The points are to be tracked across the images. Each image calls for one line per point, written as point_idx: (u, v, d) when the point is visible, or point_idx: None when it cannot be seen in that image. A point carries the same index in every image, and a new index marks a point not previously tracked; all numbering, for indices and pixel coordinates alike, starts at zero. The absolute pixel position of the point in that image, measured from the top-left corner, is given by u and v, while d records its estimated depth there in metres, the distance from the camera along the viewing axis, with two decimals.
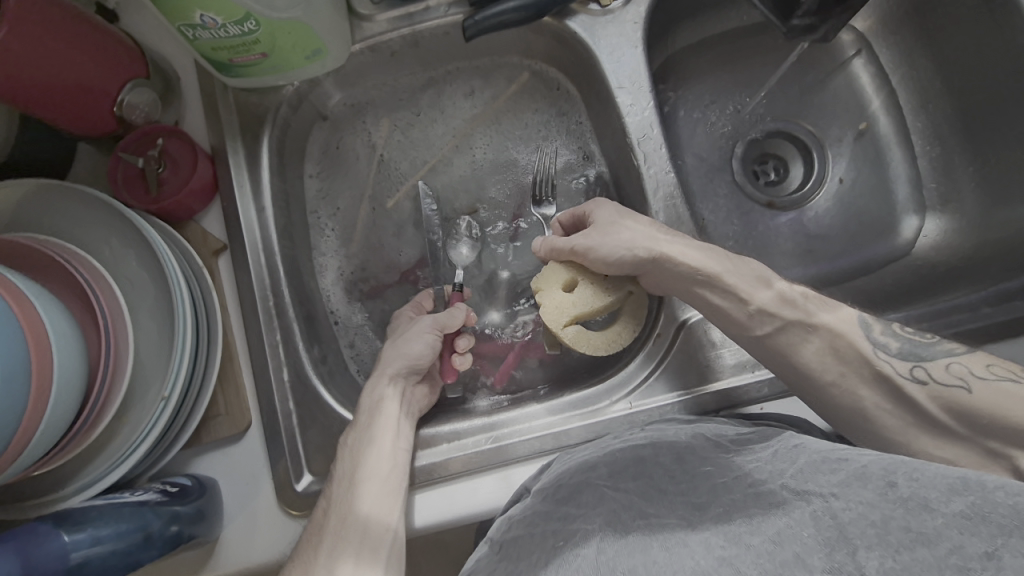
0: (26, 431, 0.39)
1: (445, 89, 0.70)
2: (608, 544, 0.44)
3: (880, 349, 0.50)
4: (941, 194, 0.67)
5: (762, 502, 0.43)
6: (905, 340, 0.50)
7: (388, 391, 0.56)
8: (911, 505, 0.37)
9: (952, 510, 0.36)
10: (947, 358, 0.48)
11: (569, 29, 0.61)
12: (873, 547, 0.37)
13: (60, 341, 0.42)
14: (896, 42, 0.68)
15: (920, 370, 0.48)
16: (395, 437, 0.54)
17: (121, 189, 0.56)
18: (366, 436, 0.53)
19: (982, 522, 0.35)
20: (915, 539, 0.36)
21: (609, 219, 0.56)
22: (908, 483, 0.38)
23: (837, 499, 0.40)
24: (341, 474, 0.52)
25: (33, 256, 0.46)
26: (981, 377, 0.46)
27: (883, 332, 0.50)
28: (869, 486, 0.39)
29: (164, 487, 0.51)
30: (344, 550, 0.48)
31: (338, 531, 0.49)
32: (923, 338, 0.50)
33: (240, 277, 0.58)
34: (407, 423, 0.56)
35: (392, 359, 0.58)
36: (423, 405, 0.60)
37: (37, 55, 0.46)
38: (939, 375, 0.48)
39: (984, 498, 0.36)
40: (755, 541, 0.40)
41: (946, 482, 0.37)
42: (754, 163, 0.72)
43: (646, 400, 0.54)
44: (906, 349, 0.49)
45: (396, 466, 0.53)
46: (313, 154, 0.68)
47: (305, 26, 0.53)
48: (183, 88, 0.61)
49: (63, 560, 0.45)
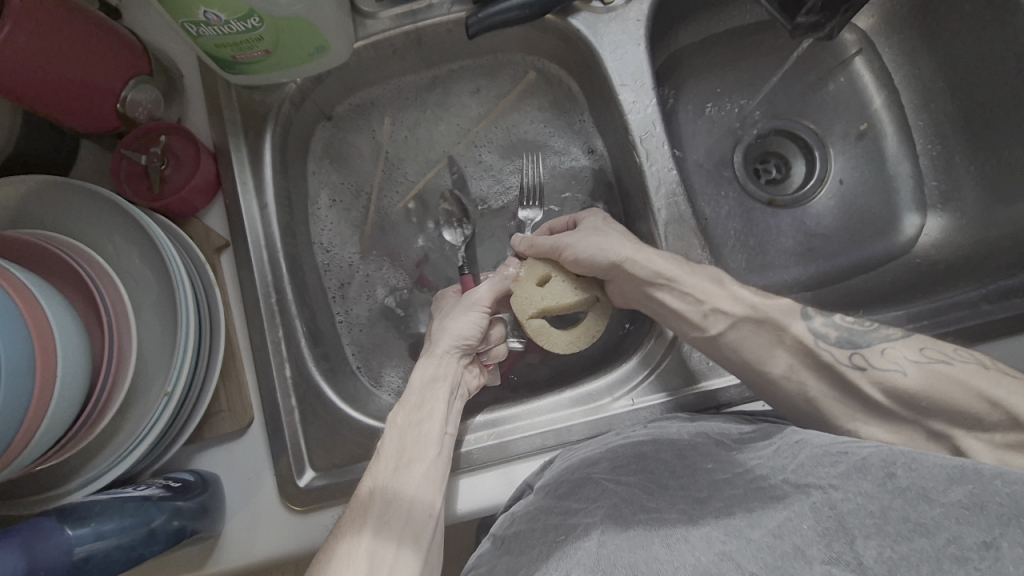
0: (31, 425, 0.39)
1: (447, 87, 0.70)
2: (610, 538, 0.45)
3: (821, 339, 0.51)
4: (942, 193, 0.67)
5: (762, 496, 0.44)
6: (843, 329, 0.51)
7: (445, 370, 0.56)
8: (909, 495, 0.38)
9: (950, 499, 0.37)
10: (881, 343, 0.49)
11: (572, 27, 0.61)
12: (872, 536, 0.38)
13: (65, 335, 0.42)
14: (898, 41, 0.68)
15: (858, 356, 0.49)
16: (443, 421, 0.53)
17: (122, 184, 0.56)
18: (413, 417, 0.53)
19: (980, 512, 0.36)
20: (914, 529, 0.37)
21: (593, 225, 0.59)
22: (907, 474, 0.39)
23: (836, 491, 0.41)
24: (388, 457, 0.51)
25: (35, 252, 0.46)
26: (917, 360, 0.47)
27: (824, 323, 0.52)
28: (868, 477, 0.40)
29: (166, 482, 0.52)
30: (389, 533, 0.47)
31: (387, 512, 0.48)
32: (863, 327, 0.51)
33: (242, 274, 0.58)
34: (456, 407, 0.56)
35: (446, 336, 0.57)
36: (473, 386, 0.59)
37: (41, 51, 0.46)
38: (879, 361, 0.48)
39: (982, 487, 0.37)
40: (756, 535, 0.41)
41: (945, 472, 0.39)
42: (756, 162, 0.73)
43: (649, 397, 0.54)
44: (842, 337, 0.51)
45: (441, 451, 0.52)
46: (316, 151, 0.69)
47: (308, 23, 0.53)
48: (186, 86, 0.61)
49: (68, 555, 0.45)
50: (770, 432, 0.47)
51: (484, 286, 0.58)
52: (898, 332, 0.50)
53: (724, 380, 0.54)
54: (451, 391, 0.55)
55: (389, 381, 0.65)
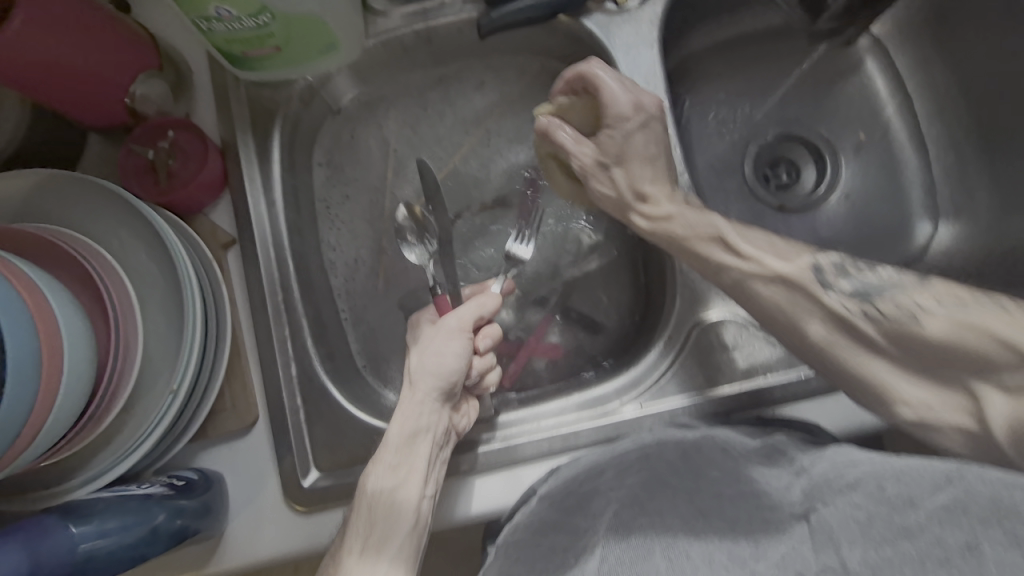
0: (37, 422, 0.39)
1: (456, 85, 0.69)
2: (612, 549, 0.46)
3: (832, 292, 0.48)
4: (954, 202, 0.67)
5: (768, 527, 0.45)
6: (857, 281, 0.48)
7: (426, 421, 0.51)
8: (895, 503, 0.40)
9: (934, 503, 0.39)
10: (896, 294, 0.47)
11: (584, 28, 0.61)
12: (857, 543, 0.41)
13: (71, 330, 0.42)
14: (911, 48, 0.68)
15: (869, 308, 0.47)
16: (423, 482, 0.49)
17: (130, 180, 0.56)
18: (389, 480, 0.48)
19: (962, 513, 0.38)
20: (898, 533, 0.40)
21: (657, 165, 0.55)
22: (896, 485, 0.40)
23: (827, 506, 0.43)
24: (358, 530, 0.48)
25: (48, 248, 0.46)
26: (932, 310, 0.45)
27: (836, 275, 0.49)
28: (859, 490, 0.42)
29: (170, 480, 0.51)
30: (376, 559, 0.46)
31: (376, 529, 0.47)
32: (876, 276, 0.49)
33: (249, 271, 0.58)
34: (438, 461, 0.51)
35: (428, 376, 0.52)
36: (461, 427, 0.54)
37: (51, 44, 0.46)
38: (891, 311, 0.46)
39: (966, 491, 0.38)
40: (760, 567, 0.44)
41: (931, 479, 0.39)
42: (767, 166, 0.72)
43: (655, 402, 0.54)
44: (856, 290, 0.48)
45: (418, 517, 0.49)
46: (323, 148, 0.68)
47: (320, 20, 0.53)
48: (195, 81, 0.60)
49: (72, 553, 0.45)
50: (778, 448, 0.47)
51: (465, 308, 0.56)
52: (915, 280, 0.47)
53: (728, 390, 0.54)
54: (435, 446, 0.50)
55: (396, 381, 0.64)
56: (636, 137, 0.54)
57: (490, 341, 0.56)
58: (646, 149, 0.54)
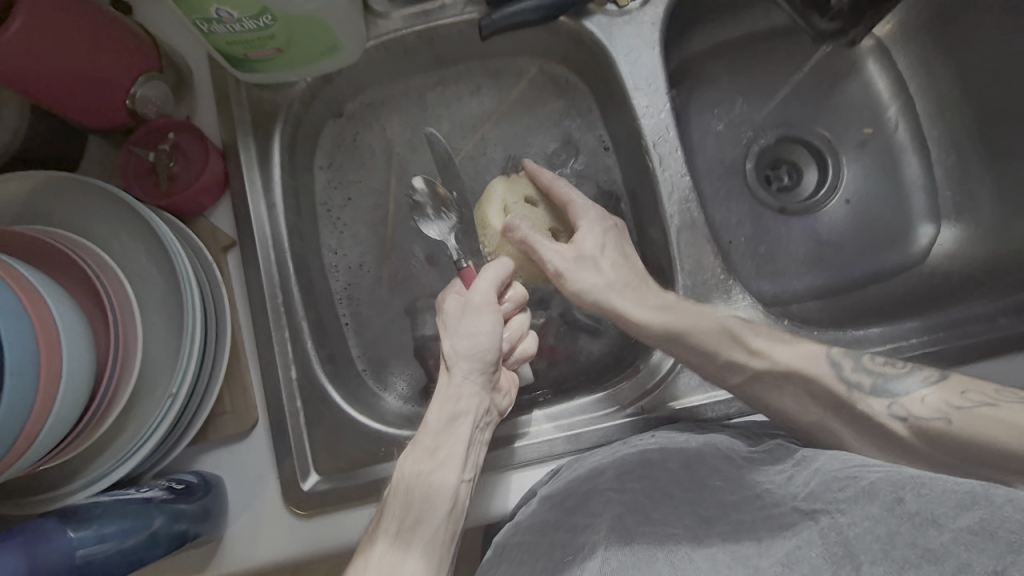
0: (35, 427, 0.39)
1: (457, 87, 0.69)
2: (614, 553, 0.48)
3: (855, 389, 0.48)
4: (957, 204, 0.67)
5: (772, 525, 0.45)
6: (876, 374, 0.49)
7: (466, 404, 0.50)
8: (917, 520, 0.39)
9: (959, 525, 0.37)
10: (920, 390, 0.47)
11: (586, 29, 0.61)
12: (878, 562, 0.40)
13: (69, 333, 0.41)
14: (914, 50, 0.68)
15: (894, 405, 0.47)
16: (462, 465, 0.49)
17: (130, 183, 0.56)
18: (426, 464, 0.48)
19: (990, 538, 0.37)
20: (922, 555, 0.39)
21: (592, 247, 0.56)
22: (916, 499, 0.39)
23: (843, 515, 0.42)
24: (396, 516, 0.46)
25: (48, 250, 0.46)
26: (960, 406, 0.44)
27: (854, 368, 0.49)
28: (875, 502, 0.41)
29: (169, 484, 0.51)
30: (411, 542, 0.45)
31: (411, 512, 0.46)
32: (895, 370, 0.49)
33: (249, 273, 0.58)
34: (479, 442, 0.51)
35: (463, 357, 0.51)
36: (499, 405, 0.54)
37: (51, 47, 0.46)
38: (917, 409, 0.46)
39: (992, 514, 0.37)
40: (764, 564, 0.44)
41: (954, 497, 0.38)
42: (767, 168, 0.72)
43: (659, 404, 0.54)
44: (878, 385, 0.48)
45: (456, 500, 0.48)
46: (324, 149, 0.68)
47: (321, 22, 0.53)
48: (195, 83, 0.60)
49: (70, 557, 0.44)
50: (776, 450, 0.46)
51: (485, 280, 0.54)
52: (935, 374, 0.47)
53: (703, 397, 0.55)
54: (474, 429, 0.50)
55: (397, 384, 0.63)
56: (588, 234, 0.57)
57: (513, 305, 0.56)
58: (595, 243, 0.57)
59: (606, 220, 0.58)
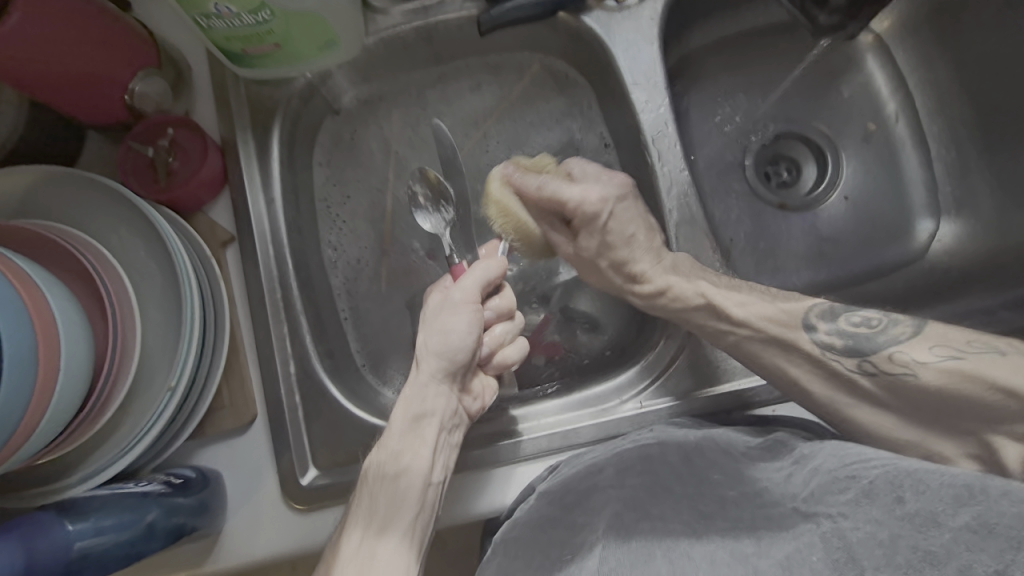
0: (32, 420, 0.39)
1: (456, 83, 0.69)
2: (611, 552, 0.47)
3: (827, 349, 0.50)
4: (956, 199, 0.67)
5: (772, 525, 0.46)
6: (848, 335, 0.50)
7: (432, 404, 0.50)
8: (918, 521, 0.40)
9: (958, 523, 0.39)
10: (889, 346, 0.48)
11: (584, 24, 0.61)
12: (881, 567, 0.41)
13: (67, 325, 0.41)
14: (913, 45, 0.68)
15: (864, 362, 0.49)
16: (428, 467, 0.49)
17: (129, 177, 0.56)
18: (393, 465, 0.48)
19: (988, 535, 0.38)
20: (923, 557, 0.40)
21: (624, 232, 0.55)
22: (915, 499, 0.40)
23: (845, 519, 0.43)
24: (361, 518, 0.47)
25: (46, 245, 0.46)
26: (927, 362, 0.47)
27: (829, 331, 0.50)
28: (877, 504, 0.42)
29: (168, 478, 0.51)
30: (380, 538, 0.46)
31: (379, 513, 0.47)
32: (868, 328, 0.50)
33: (248, 268, 0.58)
34: (447, 446, 0.51)
35: (433, 355, 0.50)
36: (472, 408, 0.53)
37: (50, 41, 0.46)
38: (884, 364, 0.48)
39: (990, 509, 0.38)
40: (763, 564, 0.44)
41: (951, 493, 0.39)
42: (766, 164, 0.71)
43: (658, 398, 0.54)
44: (849, 344, 0.50)
45: (423, 502, 0.48)
46: (323, 145, 0.68)
47: (319, 17, 0.53)
48: (195, 79, 0.60)
49: (68, 550, 0.45)
50: (780, 442, 0.46)
51: (470, 279, 0.51)
52: (909, 330, 0.49)
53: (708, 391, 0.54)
54: (440, 430, 0.50)
55: (396, 379, 0.63)
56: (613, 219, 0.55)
57: (492, 314, 0.53)
58: (626, 227, 0.55)
59: (589, 203, 0.54)
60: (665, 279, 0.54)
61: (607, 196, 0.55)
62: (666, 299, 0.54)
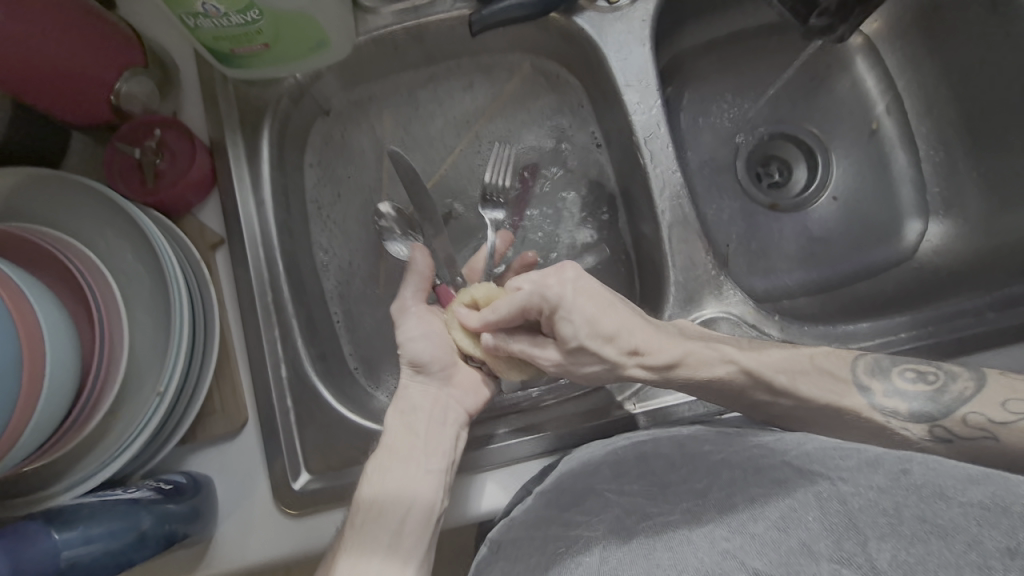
0: (17, 426, 0.38)
1: (446, 84, 0.69)
2: (612, 552, 0.45)
3: (891, 415, 0.46)
4: (945, 199, 0.67)
5: (765, 480, 0.44)
6: (913, 397, 0.46)
7: (420, 403, 0.52)
8: (924, 493, 0.37)
9: (969, 499, 0.36)
10: (962, 408, 0.44)
11: (576, 25, 0.60)
12: (886, 537, 0.38)
13: (52, 331, 0.41)
14: (901, 48, 0.69)
15: (935, 428, 0.45)
16: (424, 458, 0.49)
17: (117, 181, 0.55)
18: (386, 466, 0.49)
19: (1002, 514, 0.35)
20: (931, 530, 0.37)
21: (599, 297, 0.49)
22: (924, 471, 0.38)
23: (846, 483, 0.40)
24: (354, 516, 0.47)
25: (30, 249, 0.45)
26: (1003, 422, 0.43)
27: (886, 394, 0.46)
28: (880, 471, 0.39)
29: (158, 484, 0.50)
30: (368, 542, 0.45)
31: (363, 512, 0.47)
32: (929, 385, 0.46)
33: (238, 272, 0.57)
34: (447, 438, 0.51)
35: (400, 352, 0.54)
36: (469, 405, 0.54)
37: (30, 41, 0.45)
38: (959, 429, 0.44)
39: (1006, 490, 0.35)
40: (759, 529, 0.42)
41: (966, 472, 0.37)
42: (758, 165, 0.72)
43: (656, 396, 0.54)
44: (914, 410, 0.45)
45: (433, 491, 0.48)
46: (313, 146, 0.67)
47: (309, 17, 0.52)
48: (183, 80, 0.60)
49: (55, 558, 0.45)
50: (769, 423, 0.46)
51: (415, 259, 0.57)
52: (973, 386, 0.45)
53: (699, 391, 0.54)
54: (427, 424, 0.51)
55: (389, 382, 0.63)
56: (576, 300, 0.48)
57: None
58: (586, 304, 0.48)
59: (540, 293, 0.48)
60: (675, 349, 0.48)
61: (559, 283, 0.49)
62: (683, 371, 0.48)
